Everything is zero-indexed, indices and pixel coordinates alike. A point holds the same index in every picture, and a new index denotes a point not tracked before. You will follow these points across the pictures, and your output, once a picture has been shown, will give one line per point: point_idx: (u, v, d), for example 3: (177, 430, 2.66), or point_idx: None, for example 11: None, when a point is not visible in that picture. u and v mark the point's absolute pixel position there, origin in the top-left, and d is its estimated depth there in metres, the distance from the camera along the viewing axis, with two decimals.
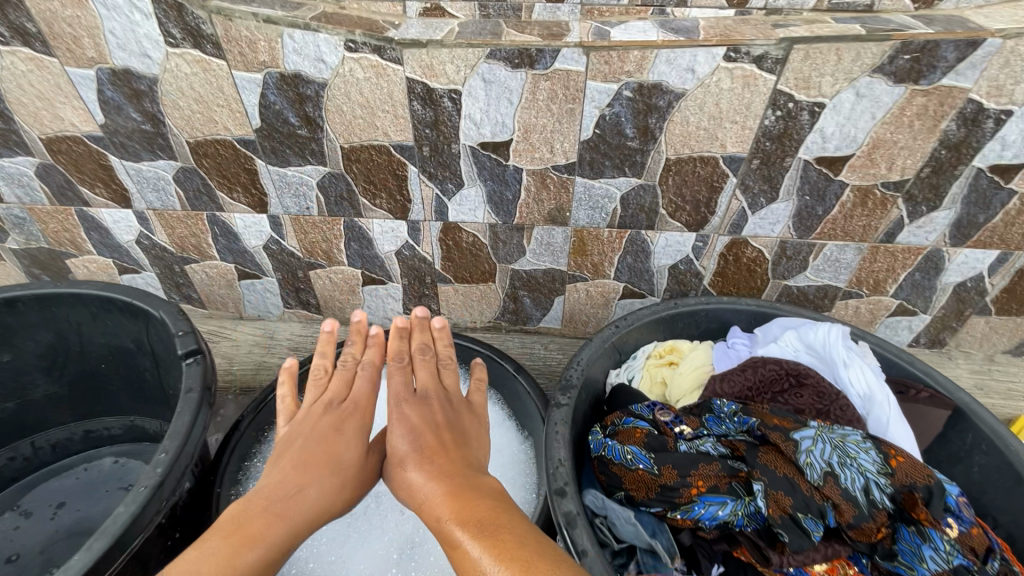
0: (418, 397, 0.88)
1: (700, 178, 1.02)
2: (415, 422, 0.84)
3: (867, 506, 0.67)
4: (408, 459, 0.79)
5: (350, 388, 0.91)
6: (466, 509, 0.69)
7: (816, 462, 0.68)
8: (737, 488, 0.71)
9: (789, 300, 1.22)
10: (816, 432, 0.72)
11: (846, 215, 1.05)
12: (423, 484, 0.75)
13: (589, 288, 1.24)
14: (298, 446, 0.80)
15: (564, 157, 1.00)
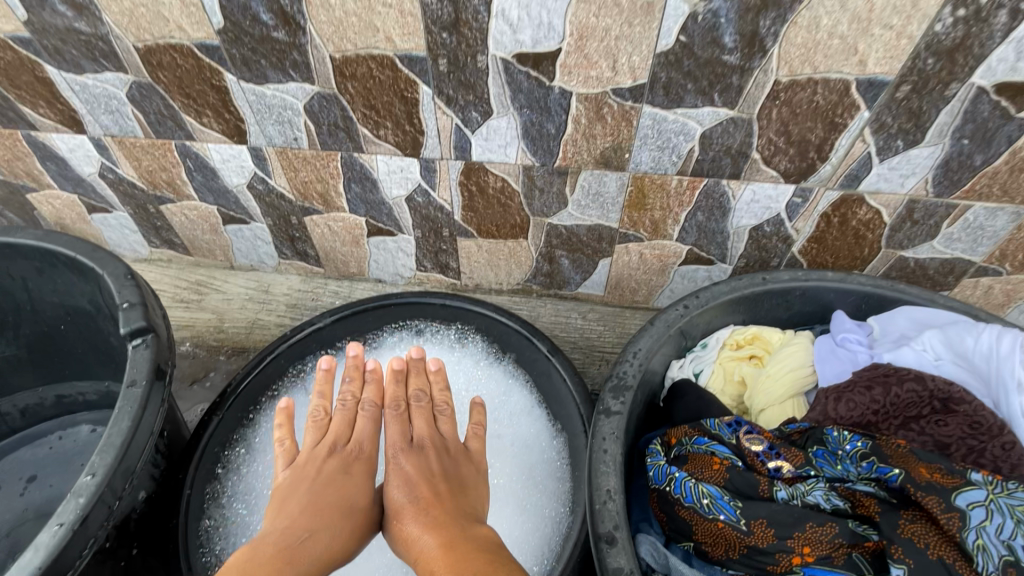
0: (418, 443, 0.75)
1: (816, 111, 0.74)
2: (412, 471, 0.71)
3: None
4: (405, 509, 0.67)
5: (353, 425, 0.77)
6: (467, 567, 0.57)
7: (993, 546, 0.47)
8: (861, 561, 0.51)
9: (899, 275, 0.96)
10: (990, 496, 0.49)
11: (1014, 168, 0.76)
12: (427, 540, 0.63)
13: (644, 250, 1.00)
14: (300, 490, 0.68)
15: (630, 76, 0.73)
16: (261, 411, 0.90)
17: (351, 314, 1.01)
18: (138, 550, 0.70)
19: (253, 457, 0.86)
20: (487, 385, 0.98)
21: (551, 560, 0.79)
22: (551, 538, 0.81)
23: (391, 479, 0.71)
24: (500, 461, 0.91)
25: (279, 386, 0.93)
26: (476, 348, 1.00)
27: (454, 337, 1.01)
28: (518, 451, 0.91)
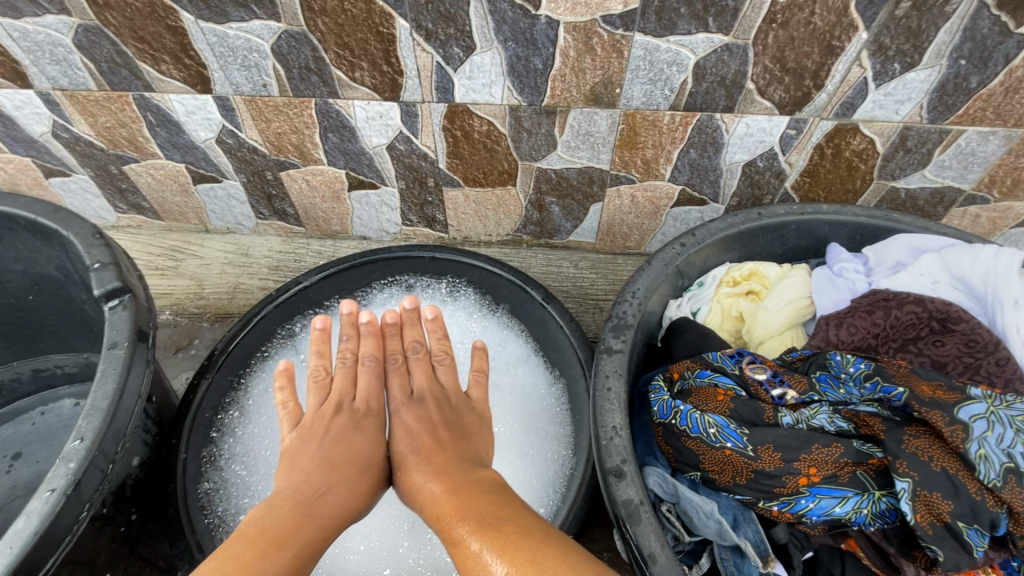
0: (419, 396, 0.74)
1: (813, 34, 0.71)
2: (416, 427, 0.70)
3: None
4: (410, 460, 0.67)
5: (355, 381, 0.75)
6: (480, 506, 0.57)
7: (993, 455, 0.48)
8: (865, 479, 0.52)
9: (890, 207, 0.96)
10: (988, 408, 0.51)
11: (1009, 89, 0.75)
12: (431, 486, 0.62)
13: (635, 193, 0.98)
14: (309, 447, 0.66)
15: (621, 1, 0.69)
16: (252, 373, 0.88)
17: (338, 272, 0.98)
18: (137, 516, 0.70)
19: (248, 419, 0.84)
20: (483, 337, 0.97)
21: (556, 501, 0.80)
22: (555, 480, 0.81)
23: (397, 436, 0.70)
24: (500, 410, 0.91)
25: (268, 348, 0.91)
26: (468, 300, 0.99)
27: (446, 291, 1.00)
28: (517, 400, 0.91)
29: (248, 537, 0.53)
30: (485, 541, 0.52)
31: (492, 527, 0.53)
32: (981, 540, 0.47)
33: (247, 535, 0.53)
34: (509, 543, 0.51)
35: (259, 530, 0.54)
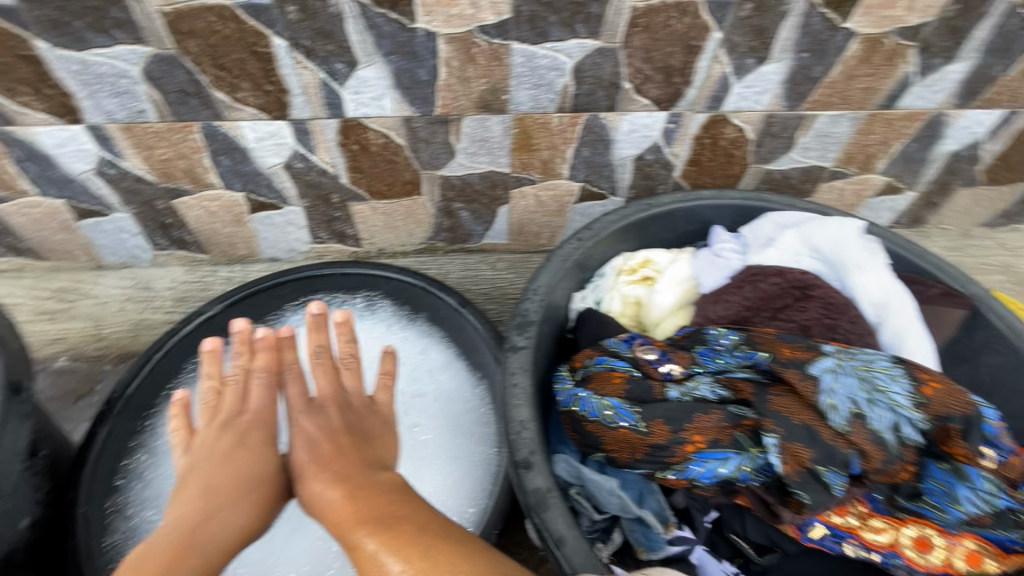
0: (318, 401, 0.73)
1: (674, 35, 0.77)
2: (313, 432, 0.69)
3: (896, 446, 0.54)
4: (305, 467, 0.67)
5: (247, 395, 0.72)
6: (375, 510, 0.59)
7: (841, 403, 0.55)
8: (742, 439, 0.57)
9: (769, 188, 1.05)
10: (836, 362, 0.57)
11: (848, 76, 0.85)
12: (327, 491, 0.63)
13: (539, 193, 1.01)
14: (197, 472, 0.65)
15: (493, 12, 0.72)
16: (158, 413, 0.84)
17: (243, 298, 0.95)
18: None
19: (158, 461, 0.82)
20: (404, 347, 0.98)
21: (484, 500, 0.83)
22: (482, 480, 0.85)
23: (295, 442, 0.69)
24: (425, 418, 0.92)
25: (175, 383, 0.87)
26: (386, 312, 0.99)
27: (362, 305, 0.99)
28: (442, 405, 0.93)
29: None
30: (378, 544, 0.55)
31: (387, 531, 0.56)
32: (839, 480, 0.53)
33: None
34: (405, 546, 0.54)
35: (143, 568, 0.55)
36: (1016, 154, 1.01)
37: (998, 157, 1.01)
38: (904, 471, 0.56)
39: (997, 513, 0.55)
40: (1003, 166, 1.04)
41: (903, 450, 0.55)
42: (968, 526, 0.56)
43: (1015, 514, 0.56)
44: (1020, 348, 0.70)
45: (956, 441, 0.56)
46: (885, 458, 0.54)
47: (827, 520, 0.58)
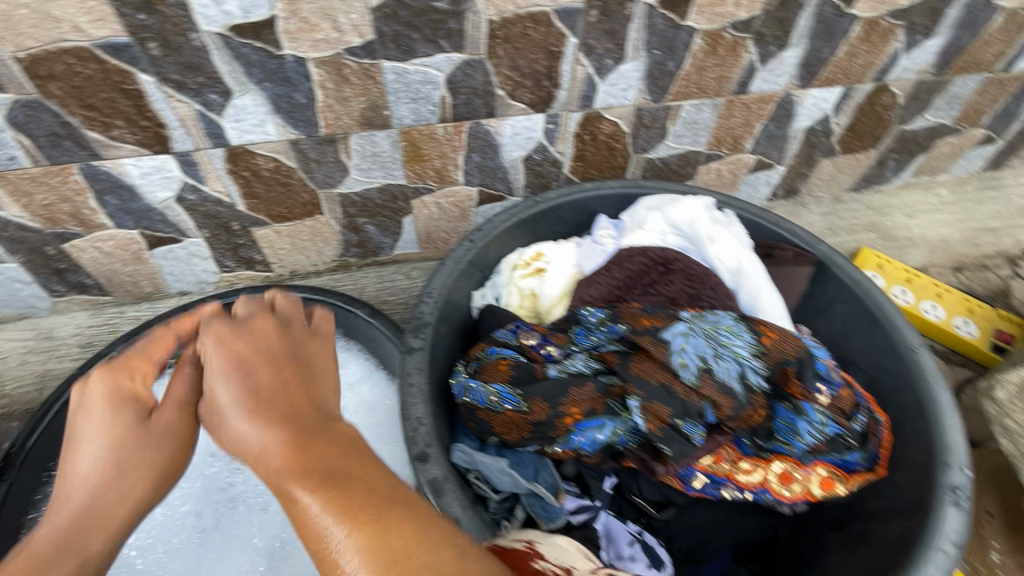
0: (243, 327, 0.61)
1: (533, 43, 0.83)
2: (233, 363, 0.56)
3: (744, 393, 0.61)
4: (229, 405, 0.53)
5: (149, 348, 0.65)
6: (325, 464, 0.48)
7: (690, 361, 0.61)
8: (613, 406, 0.63)
9: (654, 175, 1.14)
10: (688, 325, 0.64)
11: (699, 68, 0.94)
12: (256, 436, 0.50)
13: (440, 201, 1.05)
14: (87, 445, 0.55)
15: (357, 34, 0.76)
16: None
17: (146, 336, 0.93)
18: None
19: None
20: None
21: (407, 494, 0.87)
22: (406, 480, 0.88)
23: (212, 379, 0.55)
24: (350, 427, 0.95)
25: None
26: None
27: None
28: (365, 415, 0.95)
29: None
30: (338, 508, 0.44)
31: (353, 498, 0.45)
32: (695, 427, 0.60)
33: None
34: (371, 522, 0.44)
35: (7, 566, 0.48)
36: (861, 124, 1.14)
37: (846, 128, 1.14)
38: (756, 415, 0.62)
39: (832, 440, 0.63)
40: (853, 136, 1.16)
41: (750, 396, 0.61)
42: (813, 455, 0.64)
43: (846, 439, 0.64)
44: (862, 295, 0.78)
45: (794, 382, 0.63)
46: (734, 405, 0.60)
47: (706, 469, 0.65)
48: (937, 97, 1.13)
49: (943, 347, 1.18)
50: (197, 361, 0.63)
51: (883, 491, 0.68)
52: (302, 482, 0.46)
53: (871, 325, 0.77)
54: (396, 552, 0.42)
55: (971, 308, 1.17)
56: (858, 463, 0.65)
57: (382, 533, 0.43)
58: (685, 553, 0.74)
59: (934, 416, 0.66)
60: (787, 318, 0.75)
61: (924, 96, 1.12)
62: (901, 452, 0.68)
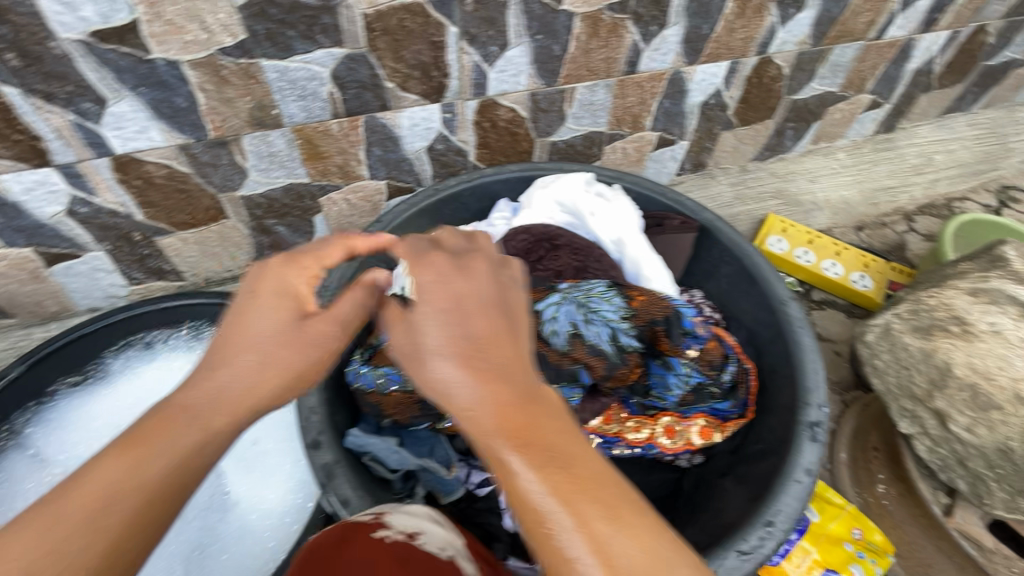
0: (460, 252, 0.51)
1: (414, 34, 0.85)
2: (463, 295, 0.47)
3: (618, 354, 0.65)
4: (488, 335, 0.45)
5: (325, 250, 0.61)
6: (548, 434, 0.41)
7: (561, 328, 0.65)
8: None
9: (561, 157, 1.17)
10: (560, 295, 0.67)
11: (585, 51, 0.97)
12: (451, 379, 0.43)
13: (348, 196, 1.06)
14: (258, 318, 0.54)
15: (229, 34, 0.76)
16: None
17: (44, 355, 0.90)
18: None
19: None
20: None
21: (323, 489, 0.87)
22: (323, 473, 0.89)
23: (498, 298, 0.48)
24: (264, 431, 0.92)
25: None
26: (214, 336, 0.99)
27: (188, 334, 0.99)
28: (288, 414, 0.95)
29: (118, 452, 0.45)
30: (551, 489, 0.39)
31: (552, 476, 0.39)
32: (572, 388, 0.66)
33: (120, 449, 0.46)
34: (573, 507, 0.39)
35: (141, 432, 0.47)
36: (753, 96, 1.20)
37: (739, 101, 1.19)
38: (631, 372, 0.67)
39: (698, 389, 0.69)
40: (747, 108, 1.22)
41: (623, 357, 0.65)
42: (686, 406, 0.70)
43: (711, 386, 0.69)
44: (741, 256, 0.83)
45: (665, 341, 0.67)
46: (608, 366, 0.65)
47: (598, 430, 0.70)
48: (820, 66, 1.19)
49: (845, 302, 1.26)
50: (369, 286, 0.60)
51: (760, 436, 0.72)
52: (536, 449, 0.41)
53: (750, 284, 0.82)
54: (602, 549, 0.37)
55: (867, 263, 1.25)
56: (731, 410, 0.72)
57: (577, 515, 0.38)
58: None
59: (799, 361, 0.71)
60: (670, 282, 0.79)
61: (808, 66, 1.18)
62: (775, 398, 0.72)
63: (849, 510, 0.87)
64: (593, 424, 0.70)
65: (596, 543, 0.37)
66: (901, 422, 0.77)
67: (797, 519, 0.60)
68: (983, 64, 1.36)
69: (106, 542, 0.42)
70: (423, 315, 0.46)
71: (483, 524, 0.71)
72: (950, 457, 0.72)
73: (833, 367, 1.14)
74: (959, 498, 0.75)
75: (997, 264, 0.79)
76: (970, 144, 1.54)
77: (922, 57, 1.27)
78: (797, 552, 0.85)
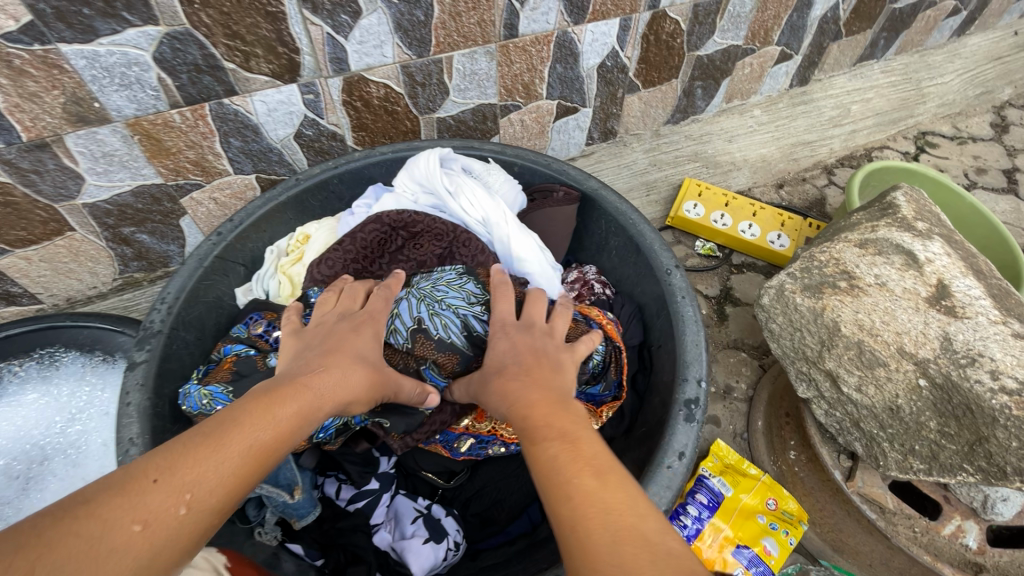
0: (525, 324, 0.58)
1: (243, 6, 0.75)
2: (520, 350, 0.54)
3: (469, 345, 0.63)
4: (525, 365, 0.51)
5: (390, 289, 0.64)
6: (557, 419, 0.44)
7: (401, 326, 0.64)
8: None
9: (453, 135, 1.09)
10: (405, 292, 0.67)
11: (452, 15, 0.88)
12: (500, 411, 0.50)
13: (214, 195, 0.97)
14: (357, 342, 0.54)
15: (9, 17, 0.65)
16: None
17: None
18: None
19: None
20: (104, 394, 0.89)
21: None
22: None
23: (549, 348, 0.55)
24: None
25: None
26: (73, 364, 0.90)
27: (42, 362, 0.89)
28: None
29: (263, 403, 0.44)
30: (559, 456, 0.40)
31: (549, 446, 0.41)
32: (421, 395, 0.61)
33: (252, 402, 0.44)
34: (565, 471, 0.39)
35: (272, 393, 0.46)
36: (653, 55, 1.12)
37: (640, 61, 1.12)
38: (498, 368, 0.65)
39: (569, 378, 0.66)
40: (649, 68, 1.15)
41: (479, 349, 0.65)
42: None
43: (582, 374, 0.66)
44: (626, 225, 0.76)
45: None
46: (458, 358, 0.63)
47: (468, 430, 0.68)
48: (720, 19, 1.12)
49: (764, 264, 1.22)
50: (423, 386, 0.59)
51: (646, 418, 0.67)
52: (546, 429, 0.43)
53: (636, 254, 0.76)
54: (578, 489, 0.38)
55: (783, 221, 1.21)
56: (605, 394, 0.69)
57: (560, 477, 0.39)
58: (481, 516, 0.73)
59: (679, 336, 0.65)
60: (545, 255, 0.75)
61: (707, 19, 1.11)
62: (660, 376, 0.68)
63: (764, 479, 0.85)
64: (464, 424, 0.67)
65: (572, 491, 0.38)
66: (800, 385, 0.74)
67: (670, 509, 0.55)
68: (890, 8, 1.31)
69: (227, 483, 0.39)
70: (499, 356, 0.54)
71: (348, 546, 0.65)
72: (846, 419, 0.69)
73: (751, 332, 1.11)
74: (860, 461, 0.71)
75: (888, 211, 0.74)
76: (885, 91, 1.51)
77: (826, 3, 1.21)
78: (709, 531, 0.82)
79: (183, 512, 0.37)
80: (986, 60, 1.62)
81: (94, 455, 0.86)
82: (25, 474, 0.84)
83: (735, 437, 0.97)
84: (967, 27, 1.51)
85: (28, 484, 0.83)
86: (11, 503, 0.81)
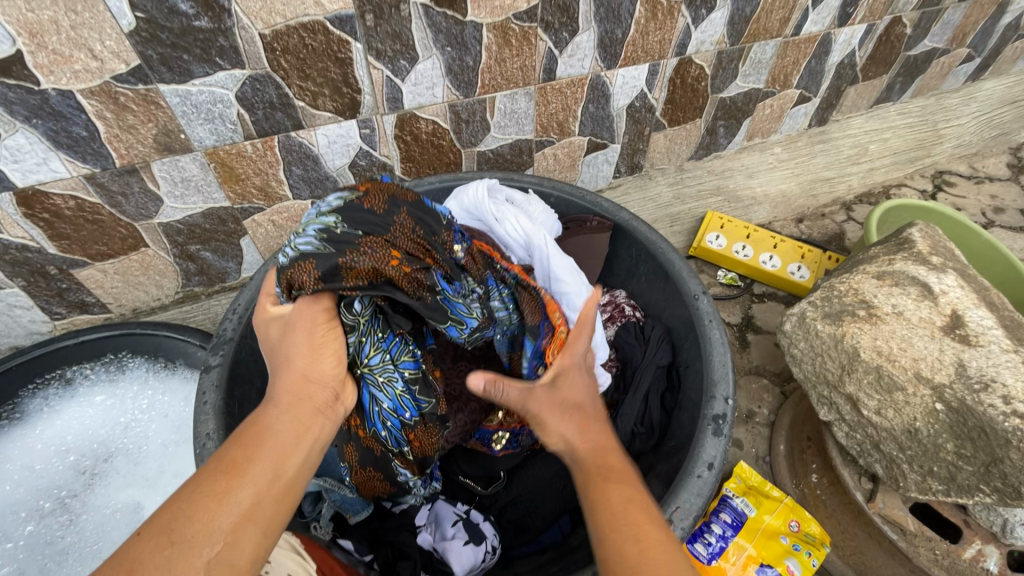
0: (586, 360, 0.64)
1: (317, 52, 0.84)
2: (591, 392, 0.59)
3: (334, 247, 0.57)
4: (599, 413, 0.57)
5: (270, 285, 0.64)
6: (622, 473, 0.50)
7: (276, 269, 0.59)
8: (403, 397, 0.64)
9: (491, 166, 1.17)
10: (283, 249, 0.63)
11: (498, 60, 0.97)
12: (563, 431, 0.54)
13: (272, 217, 1.06)
14: (283, 344, 0.54)
15: (121, 61, 0.75)
16: None
17: None
18: None
19: None
20: (165, 398, 0.96)
21: None
22: None
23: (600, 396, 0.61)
24: (183, 462, 0.91)
25: None
26: (139, 368, 0.96)
27: (110, 367, 0.96)
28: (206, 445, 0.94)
29: (234, 444, 0.47)
30: (622, 503, 0.47)
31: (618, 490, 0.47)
32: (366, 331, 0.60)
33: (239, 453, 0.47)
34: (632, 532, 0.44)
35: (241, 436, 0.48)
36: (679, 97, 1.20)
37: (666, 102, 1.19)
38: (371, 257, 0.57)
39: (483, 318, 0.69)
40: (675, 108, 1.22)
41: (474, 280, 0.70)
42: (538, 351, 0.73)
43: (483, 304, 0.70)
44: (656, 253, 0.82)
45: (373, 230, 0.60)
46: (315, 260, 0.56)
47: (501, 426, 0.77)
48: (742, 64, 1.20)
49: (784, 294, 1.27)
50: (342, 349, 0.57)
51: (675, 433, 0.71)
52: (618, 476, 0.49)
53: (666, 280, 0.81)
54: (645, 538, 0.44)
55: (803, 254, 1.26)
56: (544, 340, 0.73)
57: (631, 531, 0.44)
58: (516, 523, 0.78)
59: (707, 356, 0.70)
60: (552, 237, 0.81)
61: (730, 65, 1.18)
62: (688, 394, 0.73)
63: (787, 502, 0.87)
64: (495, 421, 0.78)
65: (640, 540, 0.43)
66: (822, 409, 0.78)
67: (698, 518, 0.58)
68: (905, 55, 1.38)
69: (213, 527, 0.42)
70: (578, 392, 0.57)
71: (396, 544, 0.73)
72: (866, 441, 0.72)
73: (773, 359, 1.14)
74: (880, 483, 0.74)
75: (904, 246, 0.79)
76: (902, 132, 1.57)
77: (843, 50, 1.28)
78: (732, 549, 0.84)
79: (168, 552, 0.40)
80: (1001, 103, 1.67)
81: (154, 454, 0.92)
82: (93, 469, 0.90)
83: (757, 460, 1.00)
84: (981, 73, 1.57)
85: (93, 479, 0.90)
86: (78, 496, 0.88)
